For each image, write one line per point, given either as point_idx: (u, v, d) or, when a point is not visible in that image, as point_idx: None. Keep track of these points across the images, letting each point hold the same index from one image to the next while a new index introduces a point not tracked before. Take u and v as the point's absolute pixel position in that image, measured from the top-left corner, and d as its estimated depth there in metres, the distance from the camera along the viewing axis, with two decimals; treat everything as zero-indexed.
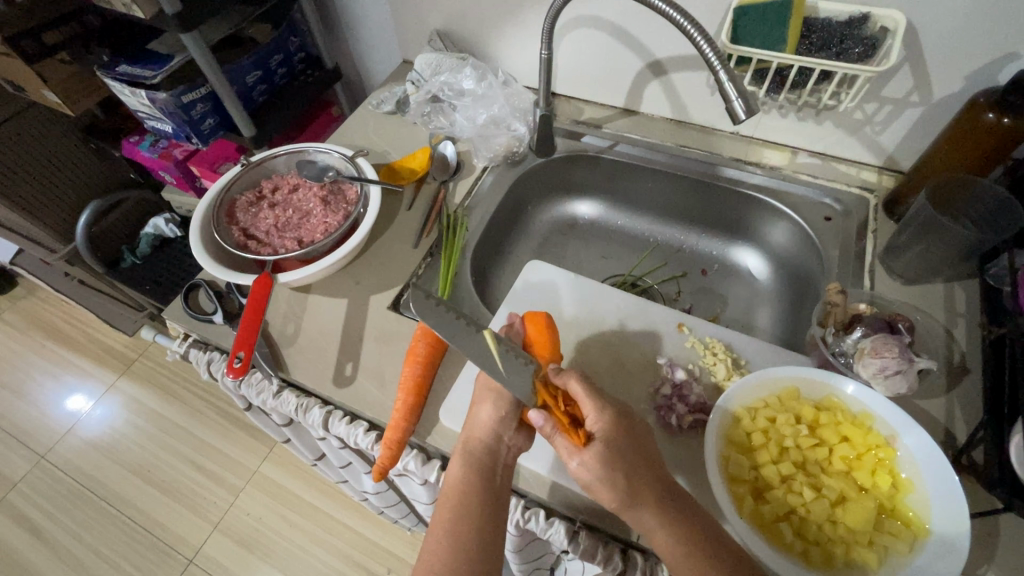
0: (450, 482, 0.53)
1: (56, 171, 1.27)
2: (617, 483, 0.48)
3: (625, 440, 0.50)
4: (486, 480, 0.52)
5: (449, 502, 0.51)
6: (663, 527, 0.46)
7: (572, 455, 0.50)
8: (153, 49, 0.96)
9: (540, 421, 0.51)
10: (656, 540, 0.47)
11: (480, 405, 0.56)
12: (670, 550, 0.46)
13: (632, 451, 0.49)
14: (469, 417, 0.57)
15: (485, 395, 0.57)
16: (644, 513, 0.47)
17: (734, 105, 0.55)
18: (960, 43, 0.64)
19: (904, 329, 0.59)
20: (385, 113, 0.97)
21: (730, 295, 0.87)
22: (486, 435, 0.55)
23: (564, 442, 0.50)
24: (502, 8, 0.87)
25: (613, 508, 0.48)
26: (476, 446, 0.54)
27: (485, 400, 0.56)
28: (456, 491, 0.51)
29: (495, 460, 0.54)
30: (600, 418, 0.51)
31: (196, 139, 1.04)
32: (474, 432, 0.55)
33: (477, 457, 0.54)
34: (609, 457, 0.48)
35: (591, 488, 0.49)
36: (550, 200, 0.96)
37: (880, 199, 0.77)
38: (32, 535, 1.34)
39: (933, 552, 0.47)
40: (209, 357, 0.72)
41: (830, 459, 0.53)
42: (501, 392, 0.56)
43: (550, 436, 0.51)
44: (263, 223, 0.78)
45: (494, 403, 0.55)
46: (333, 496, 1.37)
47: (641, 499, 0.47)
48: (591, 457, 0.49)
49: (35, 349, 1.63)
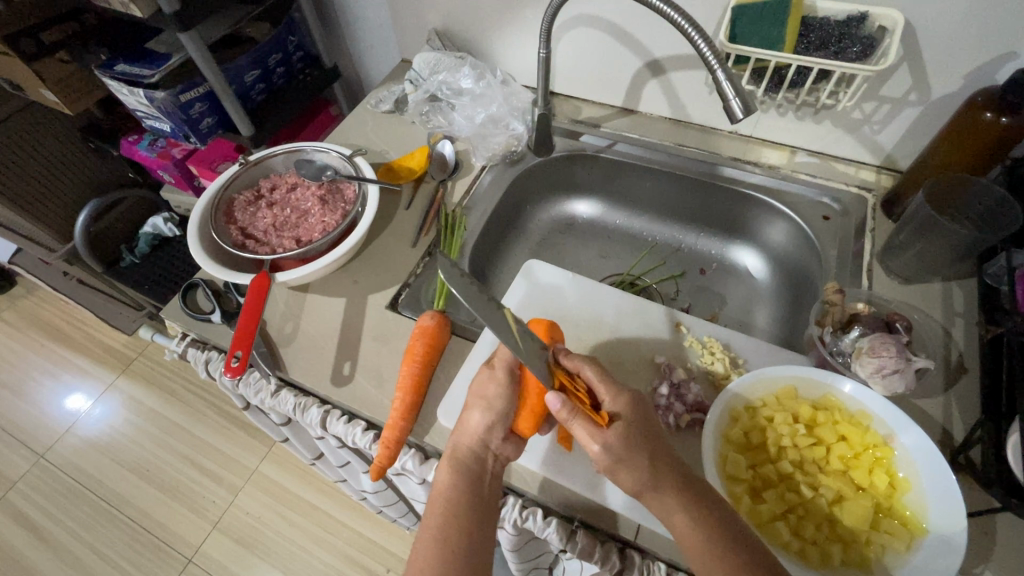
0: (439, 488, 0.52)
1: (54, 170, 1.27)
2: (641, 464, 0.48)
3: (644, 424, 0.50)
4: (475, 485, 0.52)
5: (439, 509, 0.50)
6: (680, 510, 0.46)
7: (593, 437, 0.49)
8: (151, 48, 0.96)
9: (557, 404, 0.50)
10: (672, 524, 0.46)
11: (472, 411, 0.56)
12: (690, 536, 0.44)
13: (647, 436, 0.50)
14: (457, 422, 0.57)
15: (476, 402, 0.56)
16: (667, 494, 0.47)
17: (731, 104, 0.55)
18: (957, 43, 0.64)
19: (902, 329, 0.59)
20: (384, 112, 0.97)
21: (728, 295, 0.87)
22: (477, 438, 0.54)
23: (583, 425, 0.50)
24: (501, 7, 0.87)
25: (635, 491, 0.48)
26: (465, 451, 0.54)
27: (478, 407, 0.55)
28: (447, 495, 0.51)
29: (484, 466, 0.54)
30: (618, 400, 0.51)
31: (195, 138, 1.04)
32: (463, 439, 0.55)
33: (467, 464, 0.53)
34: (631, 436, 0.49)
35: (611, 471, 0.49)
36: (549, 199, 0.96)
37: (878, 199, 0.77)
38: (31, 534, 1.34)
39: (931, 552, 0.47)
40: (208, 356, 0.72)
41: (828, 458, 0.53)
42: (492, 401, 0.55)
43: (569, 421, 0.51)
44: (262, 222, 0.77)
45: (486, 408, 0.55)
46: (333, 494, 1.37)
47: (661, 482, 0.47)
48: (613, 438, 0.49)
49: (34, 348, 1.63)
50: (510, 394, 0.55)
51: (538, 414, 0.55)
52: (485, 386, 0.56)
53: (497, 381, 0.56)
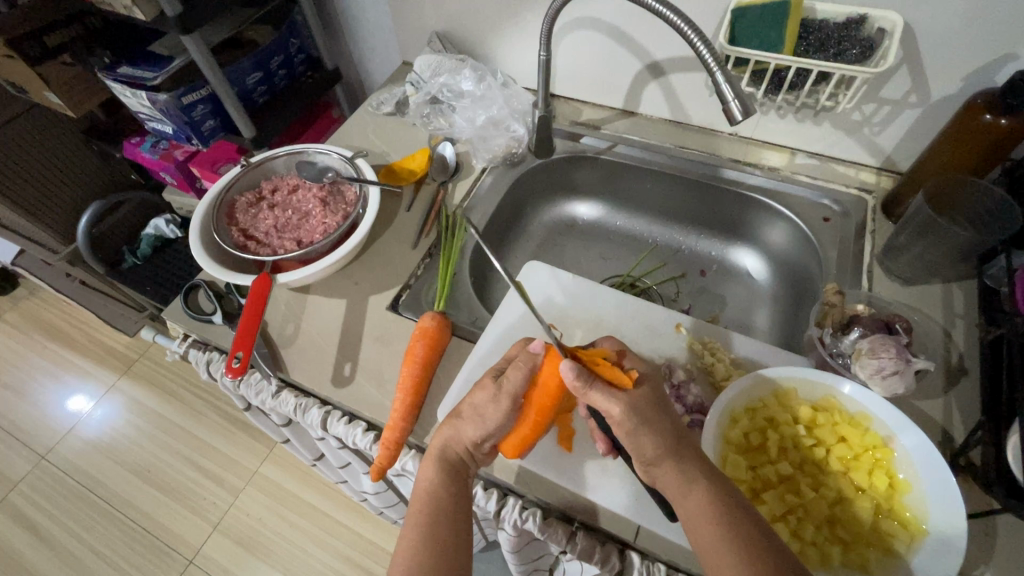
0: (424, 485, 0.52)
1: (56, 172, 1.27)
2: (663, 429, 0.49)
3: (659, 405, 0.51)
4: (461, 488, 0.52)
5: (426, 507, 0.50)
6: (699, 480, 0.46)
7: (615, 401, 0.49)
8: (153, 51, 0.96)
9: (573, 374, 0.50)
10: (686, 499, 0.45)
11: (462, 422, 0.54)
12: (702, 511, 0.44)
13: (665, 409, 0.51)
14: (444, 424, 0.56)
15: (468, 415, 0.55)
16: (685, 467, 0.47)
17: (731, 106, 0.54)
18: (954, 47, 0.64)
19: (902, 330, 0.59)
20: (385, 113, 0.97)
21: (728, 295, 0.87)
22: (466, 445, 0.54)
23: (602, 392, 0.49)
24: (501, 10, 0.87)
25: (655, 457, 0.48)
26: (451, 454, 0.54)
27: (468, 417, 0.54)
28: (433, 495, 0.51)
29: (466, 470, 0.54)
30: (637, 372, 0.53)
31: (196, 139, 1.05)
32: (451, 444, 0.54)
33: (452, 465, 0.53)
34: (652, 406, 0.50)
35: (633, 436, 0.48)
36: (550, 201, 0.96)
37: (878, 199, 0.77)
38: (32, 534, 1.34)
39: (932, 552, 0.47)
40: (209, 357, 0.72)
41: (827, 459, 0.53)
42: (485, 417, 0.54)
43: (584, 390, 0.50)
44: (263, 224, 0.78)
45: (478, 421, 0.54)
46: (333, 496, 1.38)
47: (681, 452, 0.48)
48: (637, 401, 0.49)
49: (36, 349, 1.64)
50: (507, 420, 0.54)
51: (526, 441, 0.56)
52: (484, 405, 0.54)
53: (498, 410, 0.53)
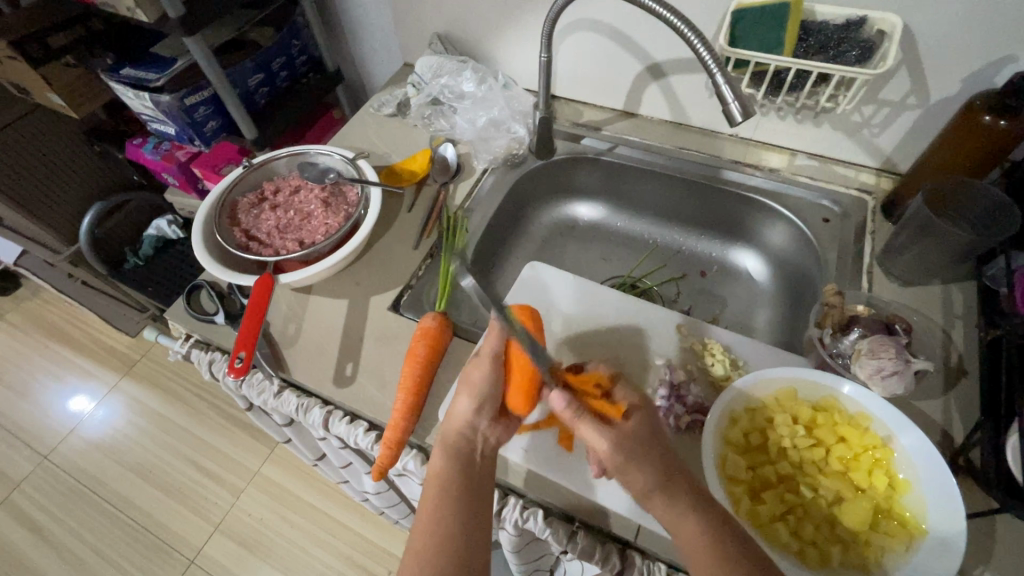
0: (433, 473, 0.53)
1: (59, 172, 1.28)
2: (656, 461, 0.49)
3: (654, 436, 0.50)
4: (467, 471, 0.52)
5: (434, 494, 0.51)
6: (692, 515, 0.46)
7: (602, 436, 0.49)
8: (157, 52, 0.97)
9: (562, 403, 0.52)
10: (681, 529, 0.46)
11: (457, 398, 0.56)
12: (695, 542, 0.44)
13: (659, 439, 0.51)
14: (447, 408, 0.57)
15: (464, 389, 0.57)
16: (677, 500, 0.47)
17: (731, 107, 0.55)
18: (954, 48, 0.64)
19: (901, 331, 0.60)
20: (386, 115, 0.98)
21: (729, 296, 0.87)
22: (466, 420, 0.55)
23: (593, 427, 0.50)
24: (503, 12, 0.87)
25: (645, 493, 0.48)
26: (452, 435, 0.55)
27: (463, 392, 0.56)
28: (439, 484, 0.51)
29: (472, 450, 0.54)
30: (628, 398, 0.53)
31: (199, 142, 1.05)
32: (451, 425, 0.55)
33: (457, 448, 0.53)
34: (631, 442, 0.49)
35: (621, 471, 0.48)
36: (551, 202, 0.97)
37: (878, 200, 0.77)
38: (33, 534, 1.35)
39: (930, 552, 0.47)
40: (211, 357, 0.73)
41: (826, 459, 0.54)
42: (479, 387, 0.56)
43: (575, 421, 0.52)
44: (265, 224, 0.78)
45: (471, 393, 0.56)
46: (334, 496, 1.38)
47: (675, 489, 0.47)
48: (625, 436, 0.49)
49: (38, 349, 1.64)
50: (494, 376, 0.56)
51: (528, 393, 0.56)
52: (471, 374, 0.57)
53: (481, 368, 0.57)
